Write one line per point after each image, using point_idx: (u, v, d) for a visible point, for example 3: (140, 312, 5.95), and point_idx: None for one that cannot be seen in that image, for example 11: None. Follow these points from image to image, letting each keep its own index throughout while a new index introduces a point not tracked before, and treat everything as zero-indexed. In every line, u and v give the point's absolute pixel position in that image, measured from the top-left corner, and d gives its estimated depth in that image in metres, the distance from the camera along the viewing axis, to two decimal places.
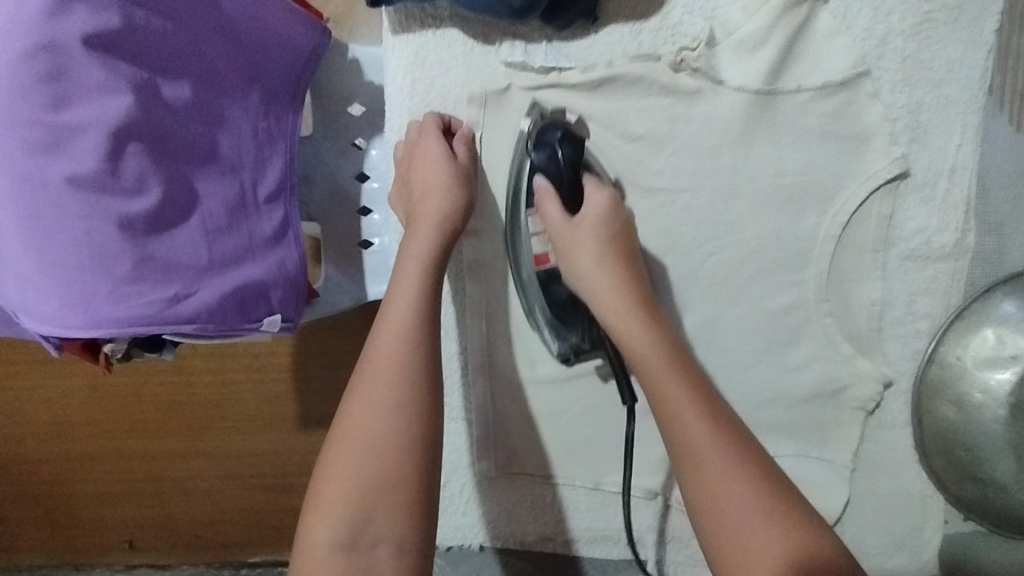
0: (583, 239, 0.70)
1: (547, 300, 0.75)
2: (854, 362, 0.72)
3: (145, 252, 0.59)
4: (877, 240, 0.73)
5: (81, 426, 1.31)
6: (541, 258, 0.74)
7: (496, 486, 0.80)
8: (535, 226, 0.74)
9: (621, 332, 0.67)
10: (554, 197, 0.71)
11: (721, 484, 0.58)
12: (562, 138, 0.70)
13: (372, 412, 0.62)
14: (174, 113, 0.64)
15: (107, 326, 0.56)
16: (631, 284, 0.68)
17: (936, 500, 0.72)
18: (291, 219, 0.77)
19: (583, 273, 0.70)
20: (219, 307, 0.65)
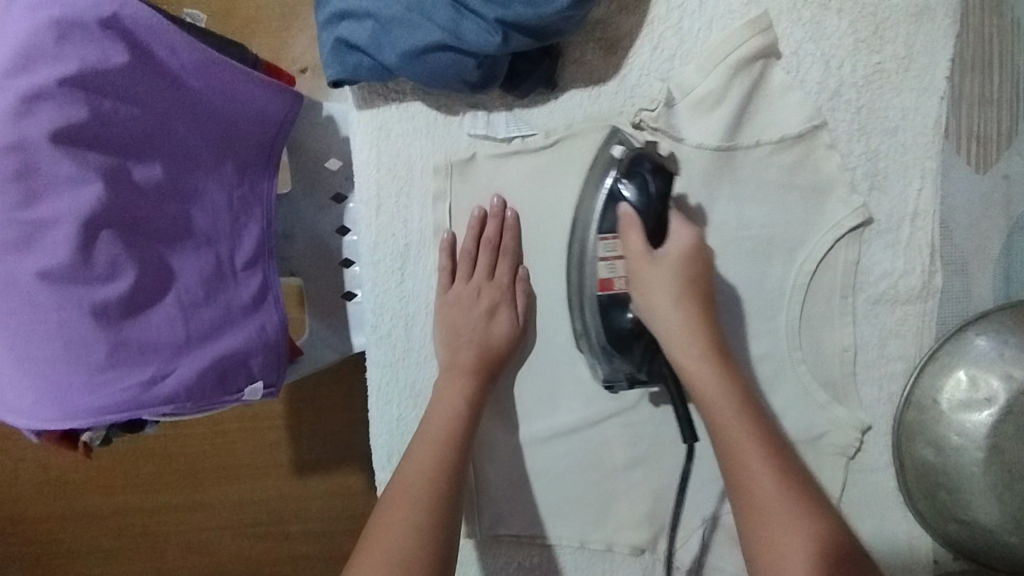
0: (660, 278, 0.67)
1: (606, 328, 0.71)
2: (831, 409, 0.72)
3: (119, 337, 0.59)
4: (845, 286, 0.73)
5: (77, 483, 1.33)
6: (605, 283, 0.71)
7: (484, 549, 0.80)
8: (605, 249, 0.70)
9: (670, 346, 0.68)
10: (638, 226, 0.68)
11: (754, 474, 0.64)
12: (656, 175, 0.68)
13: (414, 498, 0.66)
14: (145, 195, 0.64)
15: (83, 418, 0.56)
16: (690, 301, 0.69)
17: (923, 542, 0.71)
18: (270, 282, 0.79)
19: (658, 309, 0.68)
20: (196, 383, 0.65)
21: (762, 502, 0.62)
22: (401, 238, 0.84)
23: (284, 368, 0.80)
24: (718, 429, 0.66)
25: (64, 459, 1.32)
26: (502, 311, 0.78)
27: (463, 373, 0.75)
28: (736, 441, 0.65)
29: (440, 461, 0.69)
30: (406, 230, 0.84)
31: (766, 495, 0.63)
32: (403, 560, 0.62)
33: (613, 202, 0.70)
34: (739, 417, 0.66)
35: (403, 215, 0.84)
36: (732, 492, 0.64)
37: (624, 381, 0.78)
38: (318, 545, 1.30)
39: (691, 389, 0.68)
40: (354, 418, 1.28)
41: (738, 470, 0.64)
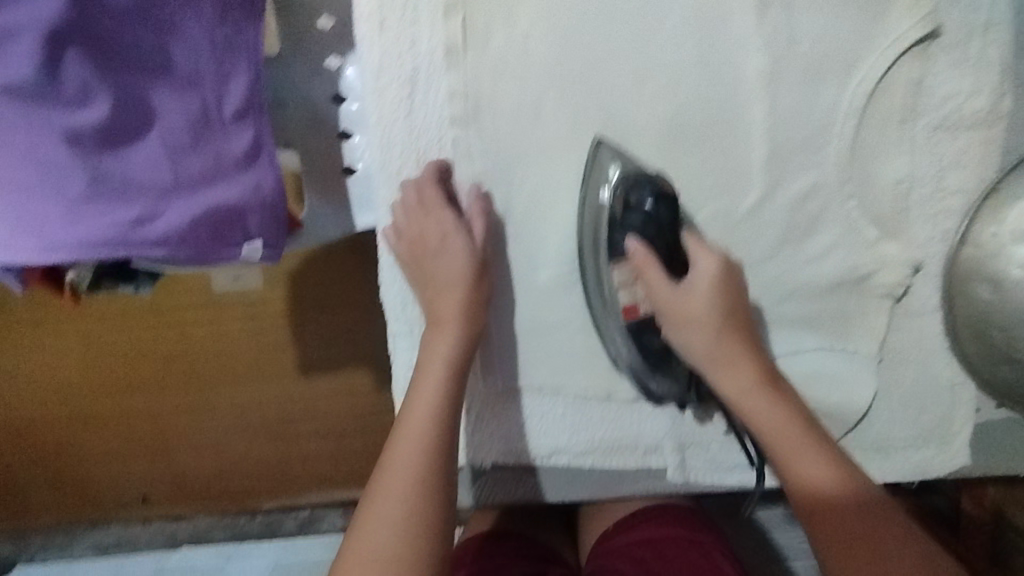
0: (696, 318, 0.66)
1: (639, 349, 0.71)
2: (880, 246, 0.68)
3: (98, 168, 0.54)
4: (904, 111, 0.68)
5: (80, 384, 1.29)
6: (630, 310, 0.70)
7: (503, 404, 0.73)
8: (619, 276, 0.70)
9: (721, 375, 0.65)
10: (653, 263, 0.67)
11: (773, 430, 0.63)
12: (656, 199, 0.66)
13: (417, 452, 0.58)
14: (117, 17, 0.55)
15: (61, 251, 0.51)
16: (729, 325, 0.66)
17: (966, 387, 0.69)
18: (264, 139, 0.67)
19: (690, 349, 0.67)
20: (190, 229, 0.60)
21: (779, 440, 0.62)
22: (408, 60, 0.71)
23: (286, 237, 0.71)
24: (792, 463, 0.61)
25: (65, 359, 1.28)
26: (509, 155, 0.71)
27: (460, 300, 0.66)
28: (745, 393, 0.64)
29: (440, 406, 0.61)
30: (414, 53, 0.71)
31: (784, 445, 0.62)
32: (411, 533, 0.55)
33: (619, 232, 0.69)
34: (756, 380, 0.64)
35: (410, 37, 0.70)
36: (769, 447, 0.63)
37: None
38: (332, 443, 1.31)
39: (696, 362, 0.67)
40: (368, 306, 1.25)
41: (785, 447, 0.62)
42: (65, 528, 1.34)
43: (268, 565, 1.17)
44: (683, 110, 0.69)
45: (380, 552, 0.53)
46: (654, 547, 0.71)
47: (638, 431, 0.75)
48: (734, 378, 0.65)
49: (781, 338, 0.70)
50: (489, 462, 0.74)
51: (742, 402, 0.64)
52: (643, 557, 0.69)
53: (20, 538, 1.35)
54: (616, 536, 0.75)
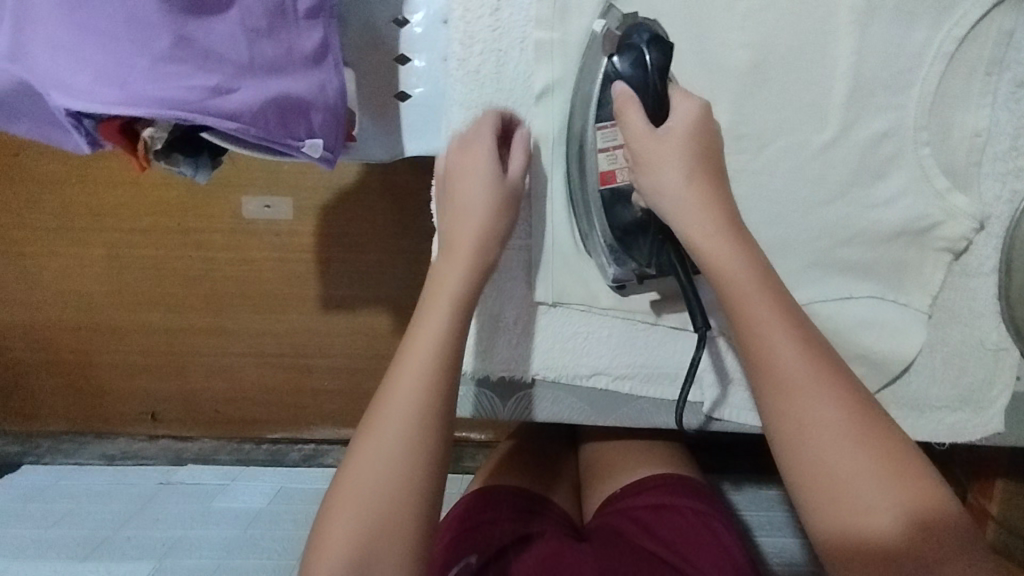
0: (667, 151, 0.52)
1: (609, 219, 0.58)
2: (949, 198, 0.58)
3: (183, 31, 0.54)
4: (992, 61, 0.56)
5: (103, 295, 1.30)
6: (606, 176, 0.57)
7: (536, 318, 0.63)
8: (604, 139, 0.57)
9: (688, 225, 0.52)
10: (636, 103, 0.54)
11: (839, 450, 0.44)
12: (651, 43, 0.53)
13: (429, 348, 0.50)
14: None
15: (139, 105, 0.51)
16: (706, 172, 0.53)
17: (1011, 353, 0.61)
18: (332, 42, 0.66)
19: (664, 190, 0.53)
20: (261, 112, 0.59)
21: (853, 477, 0.43)
22: None
23: (341, 144, 0.69)
24: (789, 399, 0.46)
25: (90, 268, 1.28)
26: (596, 54, 0.58)
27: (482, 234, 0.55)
28: (816, 407, 0.45)
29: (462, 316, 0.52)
30: None
31: (834, 453, 0.44)
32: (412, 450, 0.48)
33: (609, 84, 0.56)
34: (824, 384, 0.46)
35: None
36: (788, 451, 0.45)
37: (740, 145, 0.58)
38: (339, 379, 1.31)
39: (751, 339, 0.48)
40: (387, 244, 1.25)
41: (789, 383, 0.46)
42: (74, 435, 1.34)
43: (273, 490, 1.15)
44: (770, 43, 0.56)
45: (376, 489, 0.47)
46: (663, 512, 0.67)
47: (673, 351, 0.63)
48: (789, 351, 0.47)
49: (860, 295, 0.60)
50: (525, 375, 0.63)
51: (794, 406, 0.46)
52: (650, 523, 0.66)
53: (29, 440, 1.34)
54: (626, 496, 0.70)
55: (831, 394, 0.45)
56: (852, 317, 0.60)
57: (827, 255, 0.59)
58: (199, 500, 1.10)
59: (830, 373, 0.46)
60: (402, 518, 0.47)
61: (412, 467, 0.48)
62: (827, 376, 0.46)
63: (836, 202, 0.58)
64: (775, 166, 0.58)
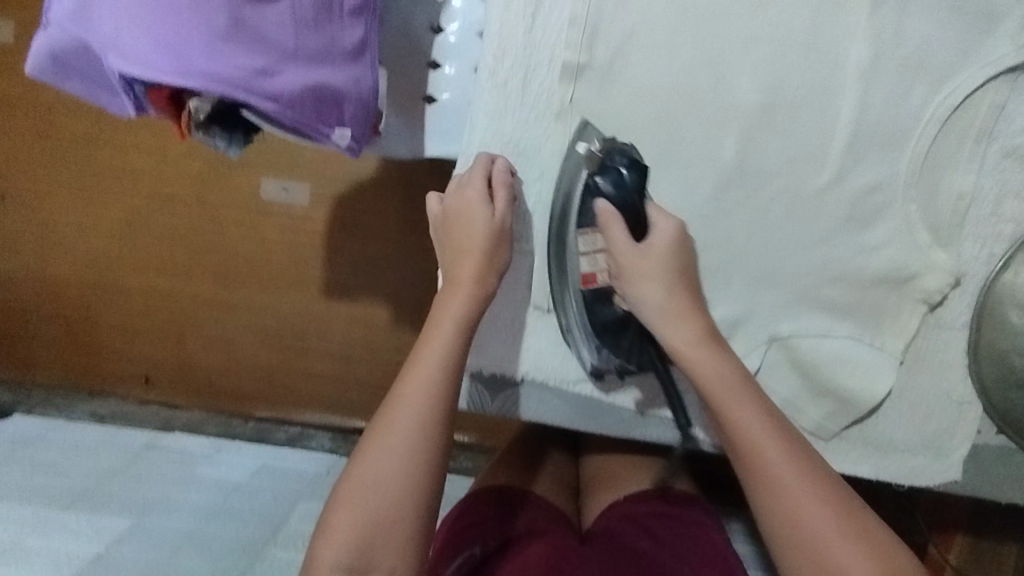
0: (651, 273, 0.59)
1: (591, 318, 0.63)
2: (930, 253, 0.61)
3: (238, 13, 0.58)
4: (982, 130, 0.59)
5: (114, 256, 1.33)
6: (588, 278, 0.62)
7: (532, 323, 0.66)
8: (586, 245, 0.62)
9: (669, 333, 0.58)
10: (619, 220, 0.59)
11: (821, 527, 0.50)
12: (631, 166, 0.59)
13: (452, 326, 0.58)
14: None
15: (191, 78, 0.55)
16: (685, 288, 0.60)
17: (974, 406, 0.65)
18: (372, 38, 0.68)
19: (649, 304, 0.59)
20: (298, 97, 0.63)
21: (832, 554, 0.49)
22: None
23: (368, 138, 0.73)
24: (779, 499, 0.51)
25: (105, 229, 1.32)
26: (577, 143, 0.62)
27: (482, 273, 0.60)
28: (805, 506, 0.50)
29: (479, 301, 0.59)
30: None
31: (826, 547, 0.49)
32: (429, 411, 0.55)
33: (589, 197, 0.61)
34: (808, 476, 0.51)
35: None
36: (787, 550, 0.50)
37: (741, 181, 0.62)
38: (333, 365, 1.34)
39: (743, 448, 0.54)
40: (396, 241, 1.28)
41: (775, 481, 0.52)
42: (67, 390, 1.37)
43: (255, 465, 1.18)
44: (778, 89, 0.60)
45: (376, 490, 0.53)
46: (667, 520, 0.70)
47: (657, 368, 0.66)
48: (780, 464, 0.52)
49: (837, 335, 0.64)
50: (517, 375, 0.67)
51: (787, 498, 0.51)
52: (652, 527, 0.69)
53: (21, 390, 1.36)
54: (624, 502, 0.73)
55: (811, 475, 0.52)
56: (829, 354, 0.64)
57: (810, 294, 0.63)
58: (183, 467, 1.12)
59: (806, 457, 0.53)
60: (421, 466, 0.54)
61: (432, 420, 0.55)
62: (802, 458, 0.52)
63: (824, 245, 0.62)
64: (771, 203, 0.62)
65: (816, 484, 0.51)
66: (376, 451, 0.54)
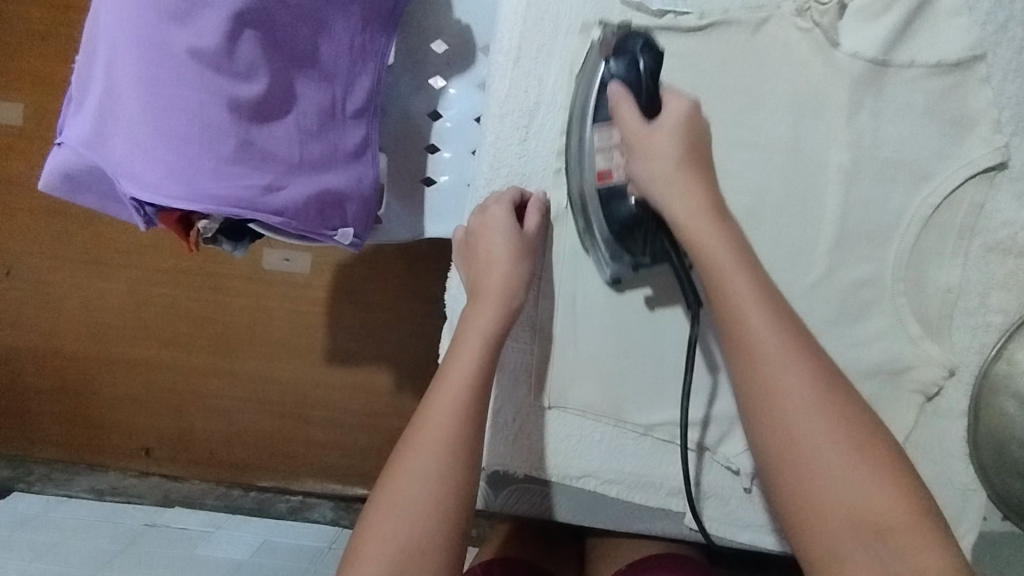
0: (661, 147, 0.56)
1: (608, 219, 0.60)
2: (922, 345, 0.63)
3: (245, 136, 0.60)
4: (963, 227, 0.62)
5: (117, 329, 1.34)
6: (604, 173, 0.59)
7: (535, 419, 0.67)
8: (601, 139, 0.59)
9: (682, 223, 0.56)
10: (630, 101, 0.57)
11: (814, 444, 0.48)
12: (646, 49, 0.57)
13: (479, 343, 0.58)
14: (287, 10, 0.62)
15: (204, 202, 0.57)
16: (694, 164, 0.57)
17: (979, 493, 0.65)
18: (373, 138, 0.74)
19: (658, 180, 0.57)
20: (303, 207, 0.65)
21: (826, 469, 0.47)
22: (533, 95, 0.63)
23: (369, 232, 0.76)
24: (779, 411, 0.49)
25: (109, 302, 1.33)
26: (594, 33, 0.61)
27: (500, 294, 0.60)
28: (806, 415, 0.49)
29: (503, 322, 0.60)
30: (540, 92, 0.63)
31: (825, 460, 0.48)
32: (461, 432, 0.55)
33: (604, 87, 0.59)
34: (811, 396, 0.49)
35: (539, 73, 0.63)
36: (782, 464, 0.49)
37: None
38: (334, 433, 1.32)
39: (743, 351, 0.51)
40: (396, 312, 1.30)
41: (776, 391, 0.50)
42: (66, 466, 1.35)
43: (256, 541, 1.15)
44: (763, 191, 0.62)
45: (398, 534, 0.51)
46: None
47: (660, 463, 0.66)
48: (791, 378, 0.50)
49: None
50: (519, 472, 0.67)
51: (779, 413, 0.49)
52: None
53: (21, 466, 1.35)
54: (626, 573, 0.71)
55: (815, 396, 0.49)
56: None
57: None
58: (183, 546, 1.10)
59: (821, 375, 0.50)
60: (456, 491, 0.53)
61: (458, 451, 0.54)
62: (810, 372, 0.50)
63: (819, 337, 0.63)
64: None
65: (822, 397, 0.49)
66: (409, 475, 0.53)
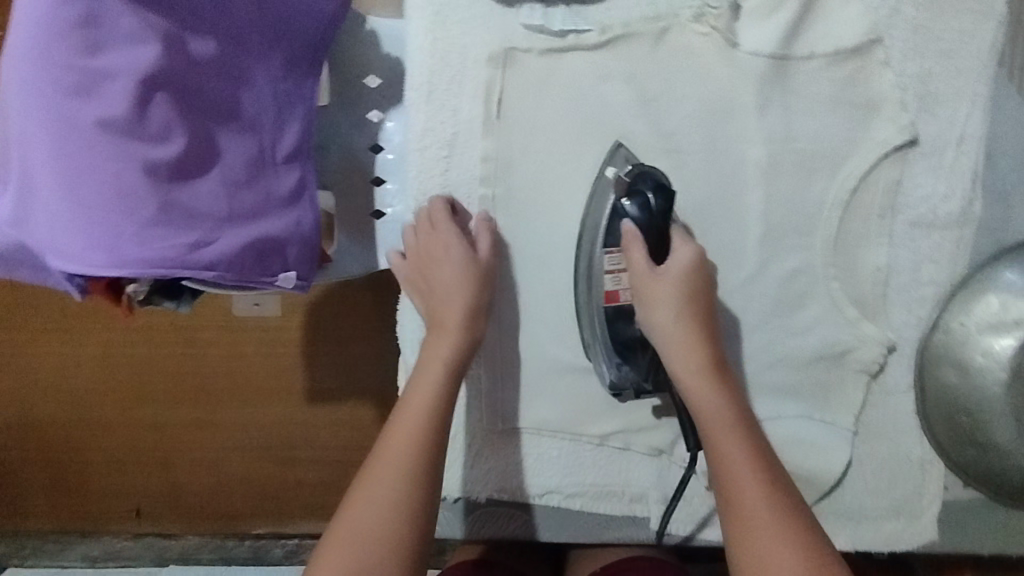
0: (665, 296, 0.57)
1: (611, 338, 0.61)
2: (861, 326, 0.63)
3: (169, 197, 0.60)
4: (884, 207, 0.63)
5: (89, 382, 1.08)
6: (610, 295, 0.60)
7: (491, 442, 0.67)
8: (610, 263, 0.60)
9: (670, 359, 0.56)
10: (641, 242, 0.58)
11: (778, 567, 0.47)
12: (658, 190, 0.58)
13: (441, 369, 0.57)
14: (200, 71, 0.63)
15: (132, 266, 0.56)
16: (695, 312, 0.57)
17: (937, 465, 0.65)
18: (308, 181, 0.74)
19: (654, 322, 0.57)
20: (238, 257, 0.64)
21: None
22: (449, 126, 0.64)
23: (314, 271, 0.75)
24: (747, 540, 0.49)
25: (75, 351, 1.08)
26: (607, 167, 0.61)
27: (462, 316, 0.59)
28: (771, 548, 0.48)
29: (462, 346, 0.58)
30: (456, 122, 0.64)
31: None
32: (419, 467, 0.52)
33: (617, 219, 0.60)
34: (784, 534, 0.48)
35: (452, 103, 0.64)
36: None
37: None
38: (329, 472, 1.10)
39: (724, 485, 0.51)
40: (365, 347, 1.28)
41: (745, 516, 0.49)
42: (59, 535, 1.12)
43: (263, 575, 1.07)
44: (685, 194, 0.63)
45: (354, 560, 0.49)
46: None
47: (621, 471, 0.67)
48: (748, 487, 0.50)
49: (788, 417, 0.65)
50: (481, 495, 0.66)
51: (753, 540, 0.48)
52: None
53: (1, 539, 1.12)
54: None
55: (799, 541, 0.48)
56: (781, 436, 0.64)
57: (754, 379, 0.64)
58: None
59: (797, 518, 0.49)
60: (416, 512, 0.51)
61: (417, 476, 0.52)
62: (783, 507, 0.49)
63: (758, 330, 0.64)
64: None
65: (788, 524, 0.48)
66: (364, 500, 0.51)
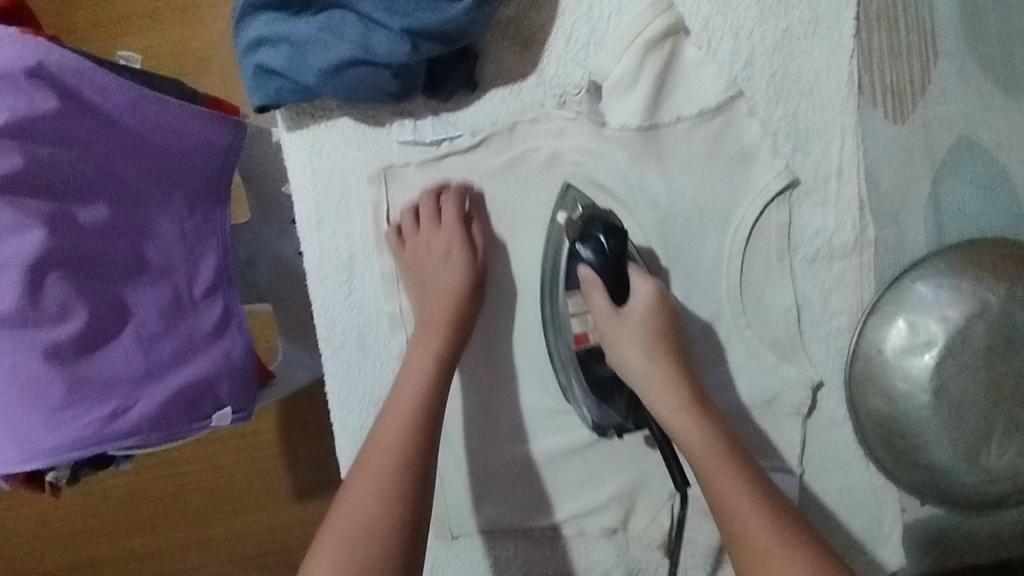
0: (630, 335, 0.57)
1: (587, 380, 0.61)
2: (781, 369, 0.63)
3: (77, 373, 0.52)
4: (780, 248, 0.63)
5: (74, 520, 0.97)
6: (581, 338, 0.61)
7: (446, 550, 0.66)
8: (575, 306, 0.61)
9: (652, 399, 0.56)
10: (600, 285, 0.59)
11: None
12: (609, 232, 0.58)
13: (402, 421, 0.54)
14: (94, 237, 0.54)
15: (46, 458, 0.48)
16: (668, 348, 0.58)
17: (891, 488, 0.64)
18: (233, 307, 0.64)
19: (633, 368, 0.57)
20: (163, 414, 0.56)
21: None
22: (343, 248, 0.66)
23: (257, 393, 0.66)
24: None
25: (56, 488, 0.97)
26: (559, 212, 0.63)
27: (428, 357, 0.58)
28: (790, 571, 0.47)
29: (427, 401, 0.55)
30: (349, 243, 0.66)
31: None
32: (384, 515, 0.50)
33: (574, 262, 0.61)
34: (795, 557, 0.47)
35: (343, 228, 0.66)
36: None
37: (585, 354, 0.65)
38: None
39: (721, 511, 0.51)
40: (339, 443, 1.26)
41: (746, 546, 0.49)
42: None
43: None
44: None
45: None
46: None
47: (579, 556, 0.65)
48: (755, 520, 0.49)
49: None
50: None
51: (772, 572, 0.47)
52: None
53: None
54: None
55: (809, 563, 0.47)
56: None
57: None
58: None
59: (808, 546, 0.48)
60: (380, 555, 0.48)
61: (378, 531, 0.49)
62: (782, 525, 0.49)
63: None
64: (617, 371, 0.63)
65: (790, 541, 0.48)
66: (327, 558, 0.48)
